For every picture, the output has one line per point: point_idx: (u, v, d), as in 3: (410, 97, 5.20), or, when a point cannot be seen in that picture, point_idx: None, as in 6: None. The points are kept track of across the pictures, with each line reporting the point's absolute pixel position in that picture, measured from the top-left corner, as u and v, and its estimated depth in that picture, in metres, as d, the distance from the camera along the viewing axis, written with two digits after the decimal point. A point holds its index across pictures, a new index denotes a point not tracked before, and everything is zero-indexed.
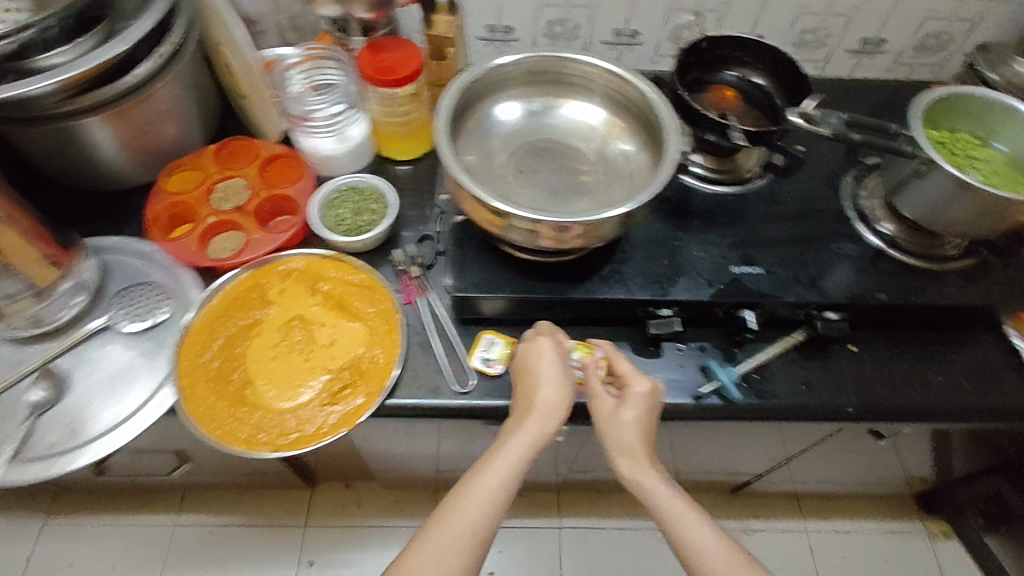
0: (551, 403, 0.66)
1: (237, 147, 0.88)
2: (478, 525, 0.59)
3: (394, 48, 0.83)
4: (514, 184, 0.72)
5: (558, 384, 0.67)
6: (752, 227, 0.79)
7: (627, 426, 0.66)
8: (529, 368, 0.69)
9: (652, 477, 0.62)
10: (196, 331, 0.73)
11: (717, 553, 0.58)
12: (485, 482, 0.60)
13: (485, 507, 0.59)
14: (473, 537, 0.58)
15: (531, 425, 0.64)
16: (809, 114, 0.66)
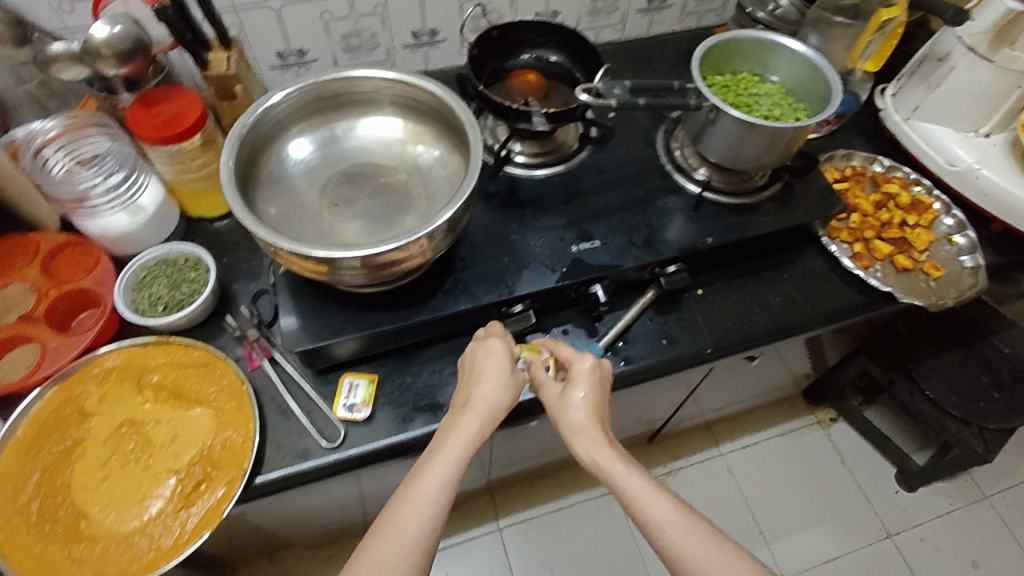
0: (489, 399, 0.63)
1: (10, 246, 0.75)
2: (421, 535, 0.54)
3: (169, 99, 0.75)
4: (331, 220, 0.67)
5: (497, 380, 0.64)
6: (584, 202, 0.80)
7: (573, 410, 0.65)
8: (473, 366, 0.66)
9: (609, 458, 0.61)
10: (4, 473, 0.63)
11: (676, 523, 0.56)
12: (427, 484, 0.56)
13: (426, 510, 0.55)
14: (416, 548, 0.53)
15: (470, 424, 0.61)
16: (594, 87, 0.67)
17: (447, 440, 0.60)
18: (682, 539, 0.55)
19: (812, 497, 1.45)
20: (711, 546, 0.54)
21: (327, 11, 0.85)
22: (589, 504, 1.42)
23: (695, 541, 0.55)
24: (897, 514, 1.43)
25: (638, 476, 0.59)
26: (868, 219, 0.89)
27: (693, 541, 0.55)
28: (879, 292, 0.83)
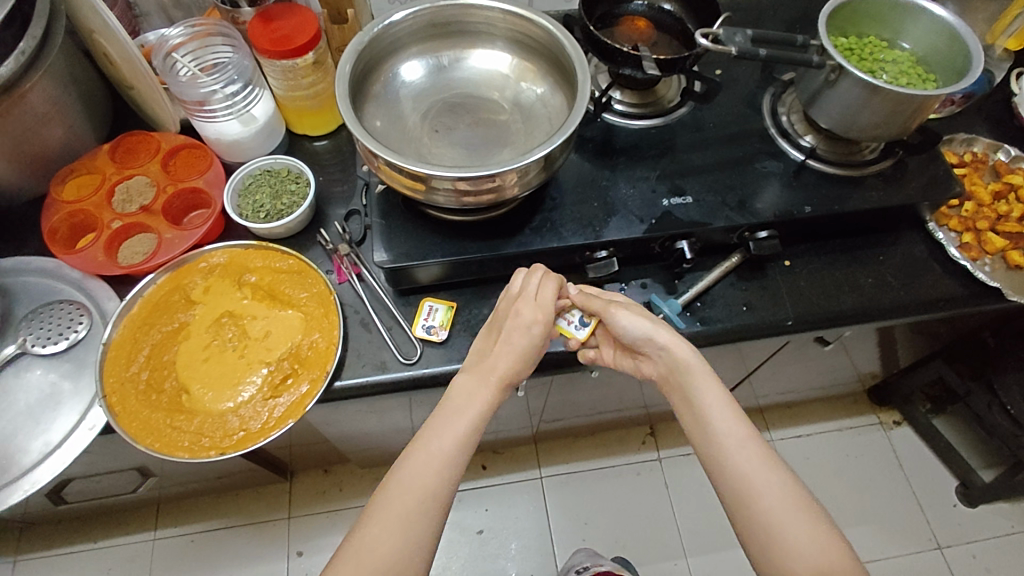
0: (502, 366, 0.63)
1: (134, 142, 0.81)
2: (433, 491, 0.56)
3: (287, 15, 0.77)
4: (431, 145, 0.69)
5: (518, 350, 0.64)
6: (679, 157, 0.78)
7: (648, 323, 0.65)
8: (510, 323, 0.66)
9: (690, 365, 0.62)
10: (120, 343, 0.70)
11: (738, 439, 0.58)
12: (441, 445, 0.58)
13: (440, 470, 0.57)
14: (429, 505, 0.55)
15: (480, 391, 0.61)
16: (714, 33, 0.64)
17: (460, 404, 0.60)
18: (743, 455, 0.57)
19: (863, 497, 1.41)
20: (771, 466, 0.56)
21: None
22: (630, 468, 1.44)
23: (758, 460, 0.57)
24: (953, 527, 1.37)
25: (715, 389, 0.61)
26: (982, 208, 0.83)
27: (752, 462, 0.57)
28: (983, 285, 0.78)
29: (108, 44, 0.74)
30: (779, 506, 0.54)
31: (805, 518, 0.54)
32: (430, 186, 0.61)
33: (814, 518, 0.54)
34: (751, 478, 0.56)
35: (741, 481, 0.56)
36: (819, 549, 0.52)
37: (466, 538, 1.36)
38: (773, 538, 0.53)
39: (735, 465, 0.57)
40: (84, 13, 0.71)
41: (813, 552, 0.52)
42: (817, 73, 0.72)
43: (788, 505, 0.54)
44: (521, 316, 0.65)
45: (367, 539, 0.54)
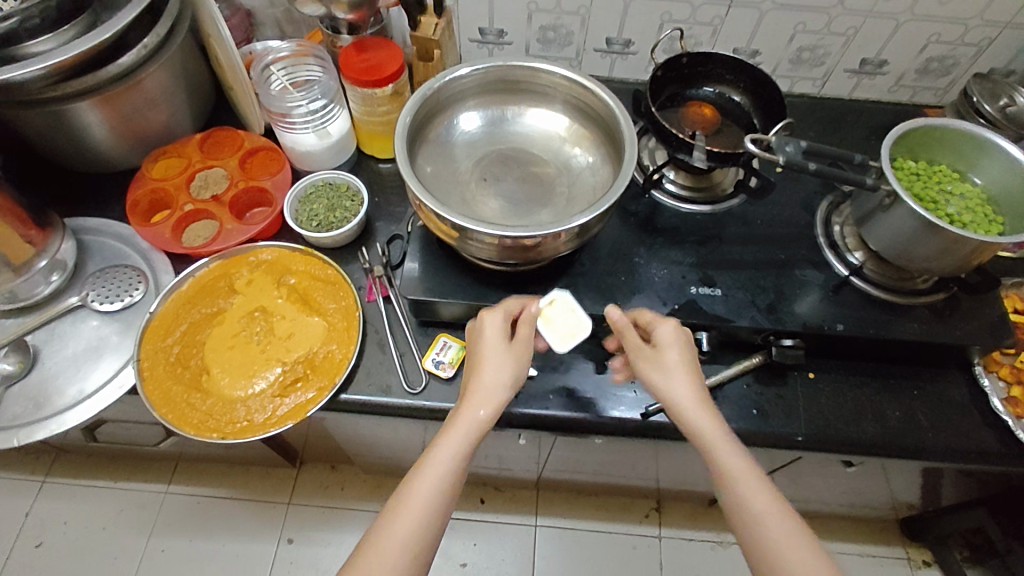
0: (489, 393, 0.62)
1: (222, 137, 0.90)
2: (417, 539, 0.57)
3: (378, 48, 0.84)
4: (475, 193, 0.72)
5: (498, 369, 0.63)
6: (718, 248, 0.77)
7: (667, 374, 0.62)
8: (477, 353, 0.65)
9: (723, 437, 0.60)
10: (163, 315, 0.76)
11: (790, 542, 0.55)
12: (430, 476, 0.58)
13: (426, 509, 0.58)
14: (411, 552, 0.56)
15: (461, 421, 0.61)
16: (766, 139, 0.64)
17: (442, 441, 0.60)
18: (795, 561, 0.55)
19: None
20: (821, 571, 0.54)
21: (534, 1, 0.93)
22: (627, 539, 1.40)
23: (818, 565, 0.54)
24: None
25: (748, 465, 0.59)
26: None
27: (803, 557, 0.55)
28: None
29: (219, 49, 0.83)
30: None
31: None
32: (459, 234, 0.64)
33: None
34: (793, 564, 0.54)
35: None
36: None
37: (449, 567, 1.36)
38: None
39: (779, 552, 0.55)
40: (205, 20, 0.81)
41: None
42: (873, 195, 0.72)
43: None
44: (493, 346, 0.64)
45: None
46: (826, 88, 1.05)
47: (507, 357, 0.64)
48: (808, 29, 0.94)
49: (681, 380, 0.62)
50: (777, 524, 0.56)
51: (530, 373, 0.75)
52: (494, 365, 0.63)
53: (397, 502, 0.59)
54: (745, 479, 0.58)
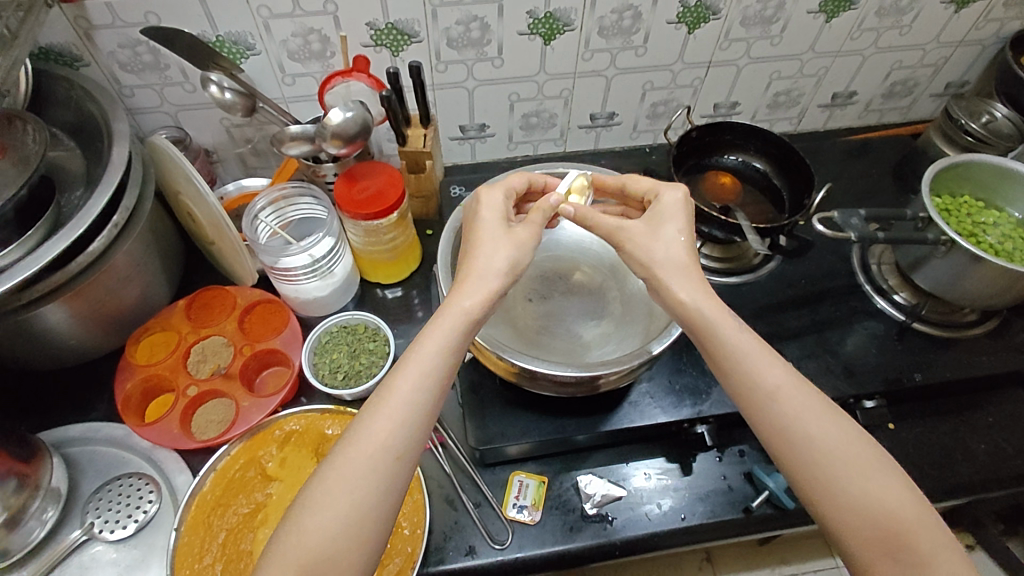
0: (495, 266, 0.55)
1: (210, 297, 0.80)
2: (397, 441, 0.48)
3: (371, 174, 0.77)
4: (525, 312, 0.68)
5: (496, 242, 0.56)
6: (773, 317, 0.76)
7: (665, 247, 0.56)
8: (476, 233, 0.58)
9: (721, 316, 0.52)
10: (191, 528, 0.65)
11: (811, 411, 0.48)
12: (411, 378, 0.50)
13: (406, 410, 0.49)
14: (389, 455, 0.47)
15: (458, 299, 0.53)
16: (833, 216, 0.67)
17: (434, 328, 0.52)
18: (821, 433, 0.47)
19: None
20: (855, 447, 0.47)
21: (516, 92, 0.90)
22: None
23: (847, 442, 0.47)
24: None
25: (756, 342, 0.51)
26: None
27: (836, 435, 0.47)
28: None
29: (194, 205, 0.75)
30: (845, 475, 0.46)
31: (878, 479, 0.46)
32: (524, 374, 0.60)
33: (899, 492, 0.45)
34: (822, 444, 0.47)
35: (821, 456, 0.47)
36: (888, 509, 0.45)
37: None
38: (834, 492, 0.46)
39: (808, 432, 0.48)
40: (178, 178, 0.73)
41: (888, 514, 0.45)
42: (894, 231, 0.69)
43: (862, 468, 0.46)
44: (484, 223, 0.58)
45: (316, 521, 0.45)
46: (801, 124, 1.07)
47: (511, 237, 0.57)
48: (782, 76, 0.95)
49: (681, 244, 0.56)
50: (792, 396, 0.49)
51: (620, 493, 0.69)
52: (496, 241, 0.57)
53: (377, 400, 0.49)
54: (757, 359, 0.50)
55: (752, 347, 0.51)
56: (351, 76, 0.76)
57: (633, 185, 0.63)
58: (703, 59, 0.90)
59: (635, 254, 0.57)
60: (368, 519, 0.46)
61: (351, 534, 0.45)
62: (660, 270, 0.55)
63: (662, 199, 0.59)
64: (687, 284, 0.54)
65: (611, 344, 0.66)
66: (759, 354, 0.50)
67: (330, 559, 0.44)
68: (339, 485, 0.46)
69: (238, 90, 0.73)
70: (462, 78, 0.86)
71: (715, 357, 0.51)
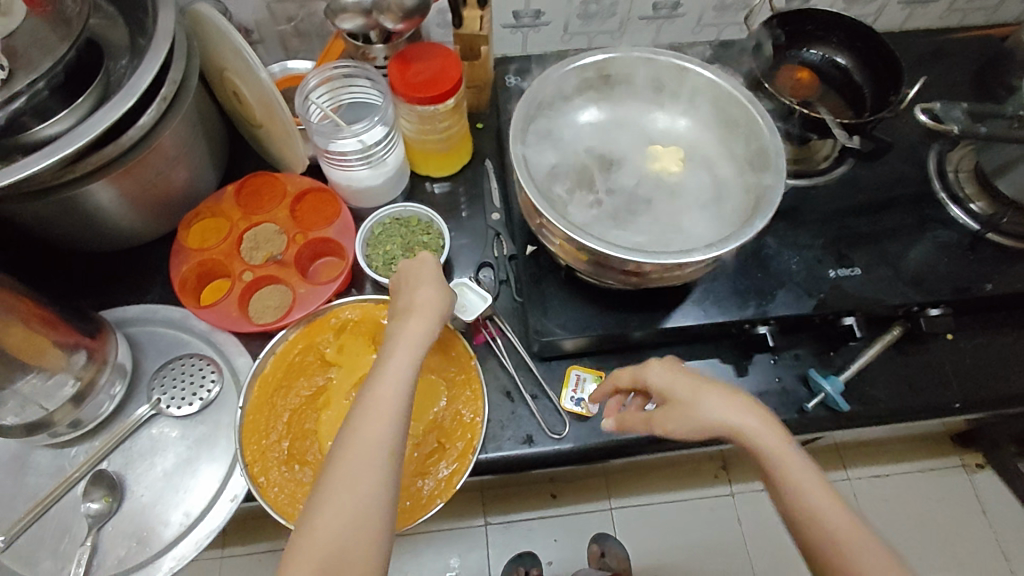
0: (429, 303, 0.60)
1: (259, 184, 0.78)
2: (383, 442, 0.51)
3: (426, 56, 0.72)
4: (593, 204, 0.65)
5: (433, 284, 0.62)
6: (841, 222, 0.73)
7: (711, 408, 0.54)
8: (417, 274, 0.63)
9: (736, 405, 0.54)
10: (256, 407, 0.66)
11: (817, 496, 0.49)
12: (388, 387, 0.53)
13: (389, 416, 0.52)
14: (382, 457, 0.51)
15: (412, 328, 0.58)
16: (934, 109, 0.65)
17: (396, 351, 0.56)
18: (819, 520, 0.49)
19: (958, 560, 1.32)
20: (867, 541, 0.48)
21: None
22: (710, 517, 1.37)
23: (857, 536, 0.48)
24: None
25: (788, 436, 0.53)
26: None
27: (836, 516, 0.49)
28: None
29: (242, 83, 0.71)
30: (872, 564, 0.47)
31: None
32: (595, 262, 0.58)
33: None
34: (843, 528, 0.48)
35: (850, 539, 0.48)
36: None
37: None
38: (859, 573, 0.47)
39: (820, 513, 0.49)
40: (225, 52, 0.69)
41: None
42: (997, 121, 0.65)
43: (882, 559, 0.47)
44: (412, 271, 0.63)
45: (325, 519, 0.48)
46: (877, 23, 0.99)
47: (437, 278, 0.63)
48: None
49: (730, 409, 0.54)
50: (817, 493, 0.50)
51: None
52: (423, 289, 0.61)
53: (362, 406, 0.53)
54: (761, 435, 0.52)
55: (774, 438, 0.52)
56: None
57: (642, 374, 0.59)
58: None
59: (691, 427, 0.54)
60: (372, 513, 0.49)
61: (357, 518, 0.49)
62: (723, 426, 0.53)
63: (650, 381, 0.58)
64: (715, 403, 0.54)
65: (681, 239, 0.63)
66: (789, 446, 0.52)
67: (343, 544, 0.48)
68: (338, 485, 0.50)
69: None
70: None
71: (739, 436, 0.53)
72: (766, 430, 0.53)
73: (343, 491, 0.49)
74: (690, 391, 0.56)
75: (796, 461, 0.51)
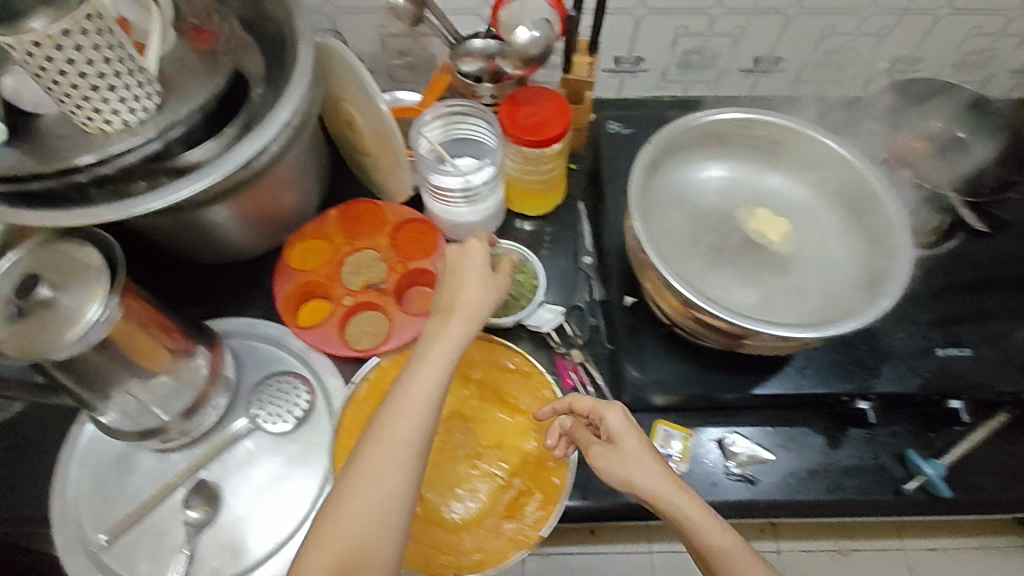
0: (473, 305, 0.59)
1: (361, 211, 0.81)
2: (413, 445, 0.51)
3: (536, 101, 0.74)
4: (704, 260, 0.66)
5: (482, 287, 0.60)
6: (945, 298, 0.72)
7: (641, 473, 0.53)
8: (460, 269, 0.61)
9: (670, 483, 0.52)
10: (350, 433, 0.67)
11: None
12: (422, 390, 0.53)
13: (423, 419, 0.52)
14: (411, 458, 0.51)
15: (453, 330, 0.57)
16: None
17: (433, 349, 0.56)
18: None
19: None
20: None
21: (685, 25, 0.84)
22: None
23: None
24: None
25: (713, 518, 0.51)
26: None
27: None
28: None
29: (359, 116, 0.74)
30: None
31: None
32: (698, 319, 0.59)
33: None
34: None
35: None
36: None
37: None
38: None
39: None
40: (348, 85, 0.72)
41: None
42: None
43: None
44: (469, 260, 0.61)
45: (349, 514, 0.49)
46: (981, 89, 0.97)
47: (493, 282, 0.61)
48: (981, 33, 0.86)
49: (659, 482, 0.53)
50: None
51: (766, 456, 0.69)
52: (474, 280, 0.60)
53: (395, 406, 0.53)
54: (696, 514, 0.51)
55: (705, 521, 0.51)
56: None
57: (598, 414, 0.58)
58: (900, 5, 0.81)
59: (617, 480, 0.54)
60: (395, 514, 0.50)
61: (380, 516, 0.49)
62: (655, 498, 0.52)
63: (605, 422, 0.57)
64: (654, 477, 0.53)
65: (787, 308, 0.63)
66: (717, 528, 0.50)
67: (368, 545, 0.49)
68: (366, 482, 0.50)
69: None
70: (634, 5, 0.80)
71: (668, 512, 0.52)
72: (690, 511, 0.51)
73: (367, 490, 0.50)
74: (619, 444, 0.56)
75: (721, 544, 0.50)
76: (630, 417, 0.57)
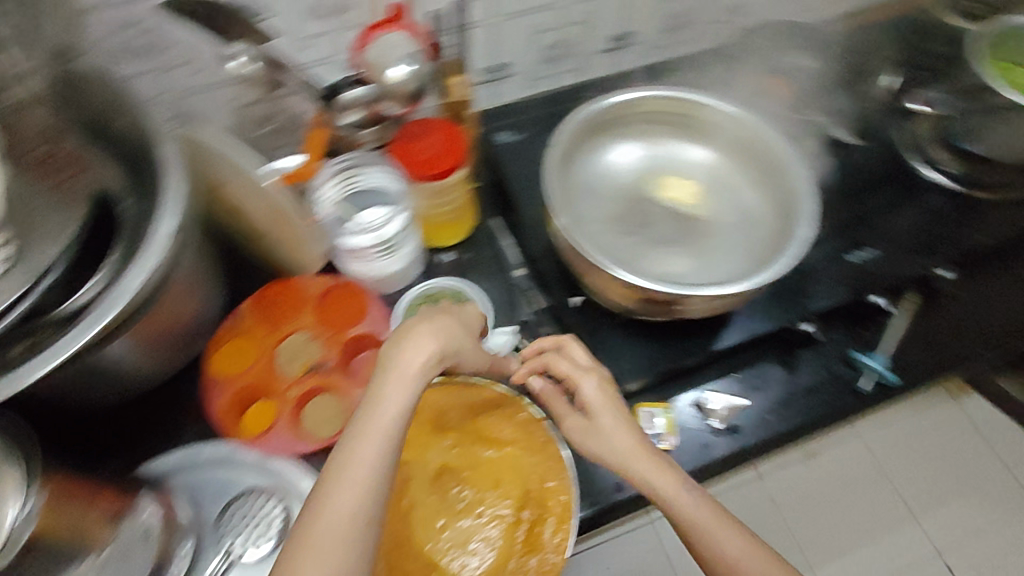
0: (425, 351, 0.50)
1: (273, 293, 0.75)
2: (364, 513, 0.43)
3: (425, 136, 0.73)
4: (633, 239, 0.68)
5: (438, 333, 0.52)
6: (839, 209, 0.79)
7: (613, 436, 0.58)
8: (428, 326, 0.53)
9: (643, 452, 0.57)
10: None
11: (715, 539, 0.52)
12: (372, 446, 0.45)
13: (372, 481, 0.44)
14: (361, 531, 0.42)
15: (400, 378, 0.48)
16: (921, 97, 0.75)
17: (381, 399, 0.47)
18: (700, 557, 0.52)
19: None
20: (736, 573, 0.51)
21: (538, 25, 0.85)
22: None
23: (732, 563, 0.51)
24: None
25: (685, 485, 0.55)
26: None
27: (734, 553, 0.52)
28: None
29: (246, 198, 0.69)
30: None
31: None
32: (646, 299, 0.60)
33: None
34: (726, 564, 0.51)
35: None
36: None
37: None
38: None
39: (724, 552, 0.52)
40: (225, 171, 0.67)
41: None
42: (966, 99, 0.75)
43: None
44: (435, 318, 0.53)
45: None
46: None
47: (450, 329, 0.54)
48: None
49: (629, 447, 0.57)
50: (706, 540, 0.53)
51: (741, 403, 0.71)
52: (428, 327, 0.52)
53: (337, 467, 0.44)
54: (656, 478, 0.56)
55: (672, 483, 0.55)
56: (390, 28, 0.67)
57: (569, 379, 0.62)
58: None
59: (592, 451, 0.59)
60: None
61: None
62: (625, 466, 0.57)
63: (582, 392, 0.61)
64: (625, 446, 0.57)
65: (718, 263, 0.67)
66: (687, 487, 0.55)
67: None
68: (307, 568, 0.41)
69: (262, 61, 0.66)
70: (486, 17, 0.80)
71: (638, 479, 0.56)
72: (656, 479, 0.55)
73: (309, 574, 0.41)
74: (595, 418, 0.60)
75: (689, 500, 0.54)
76: (605, 386, 0.61)
